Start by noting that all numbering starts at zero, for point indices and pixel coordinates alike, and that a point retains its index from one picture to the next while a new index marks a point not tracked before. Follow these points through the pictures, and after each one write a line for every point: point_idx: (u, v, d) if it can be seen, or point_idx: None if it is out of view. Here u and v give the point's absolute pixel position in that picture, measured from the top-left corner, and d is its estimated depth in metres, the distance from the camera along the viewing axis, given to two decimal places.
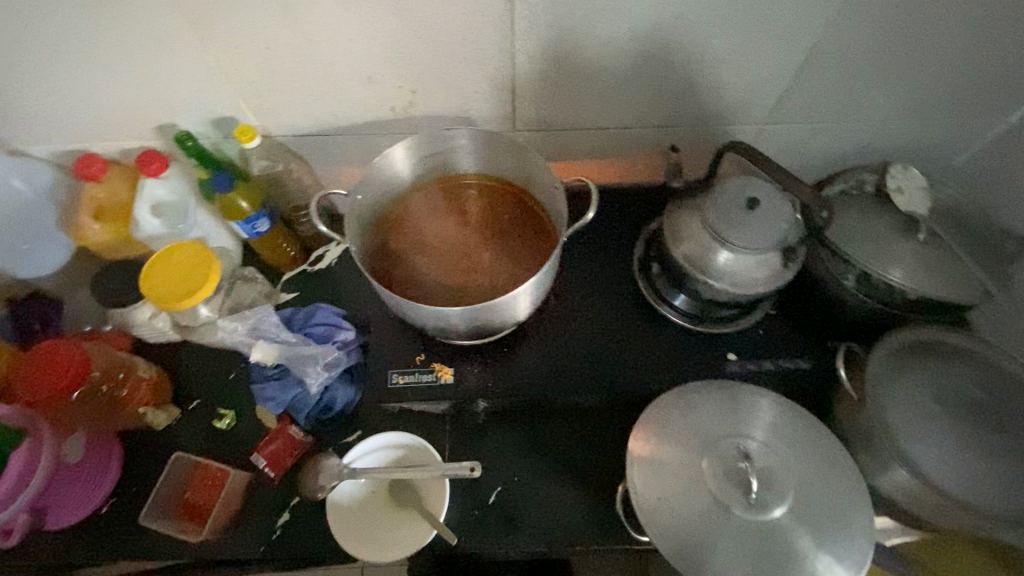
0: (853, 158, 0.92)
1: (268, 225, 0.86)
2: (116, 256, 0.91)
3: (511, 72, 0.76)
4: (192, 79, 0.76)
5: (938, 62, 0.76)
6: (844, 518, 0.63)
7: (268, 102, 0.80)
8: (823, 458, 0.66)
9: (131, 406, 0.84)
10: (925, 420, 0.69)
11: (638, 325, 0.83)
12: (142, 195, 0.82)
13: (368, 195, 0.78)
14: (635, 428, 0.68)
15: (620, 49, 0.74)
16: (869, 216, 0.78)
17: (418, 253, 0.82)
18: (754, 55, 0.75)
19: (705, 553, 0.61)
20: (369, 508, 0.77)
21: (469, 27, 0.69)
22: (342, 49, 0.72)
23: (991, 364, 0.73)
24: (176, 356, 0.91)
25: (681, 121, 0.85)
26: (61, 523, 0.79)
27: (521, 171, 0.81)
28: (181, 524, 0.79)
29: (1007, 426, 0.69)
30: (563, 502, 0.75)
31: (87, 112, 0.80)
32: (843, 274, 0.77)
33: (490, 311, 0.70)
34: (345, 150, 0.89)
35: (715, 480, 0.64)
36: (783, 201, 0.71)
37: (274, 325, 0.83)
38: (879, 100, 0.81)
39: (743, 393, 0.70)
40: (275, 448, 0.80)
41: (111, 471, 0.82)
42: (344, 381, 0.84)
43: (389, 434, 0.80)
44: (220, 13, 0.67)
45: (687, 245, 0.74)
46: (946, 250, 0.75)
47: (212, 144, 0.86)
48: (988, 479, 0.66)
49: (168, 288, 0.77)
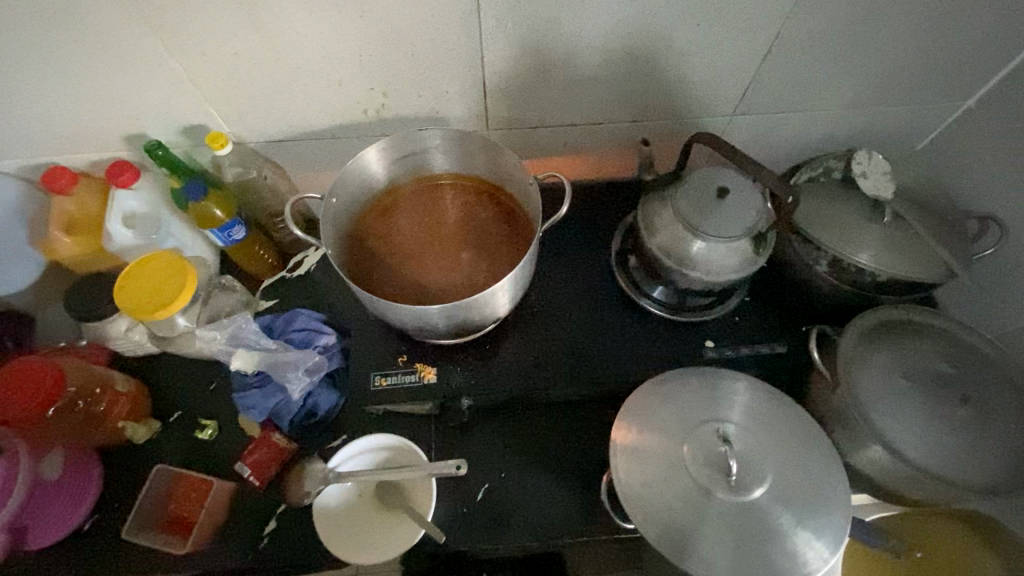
0: (820, 145, 0.94)
1: (243, 232, 0.86)
2: (89, 269, 0.90)
3: (482, 71, 0.76)
4: (159, 89, 0.75)
5: (897, 49, 0.78)
6: (822, 496, 0.64)
7: (239, 109, 0.79)
8: (801, 438, 0.67)
9: (109, 421, 0.82)
10: (898, 397, 0.70)
11: (618, 317, 0.84)
12: (113, 205, 0.81)
13: (343, 198, 0.78)
14: (617, 418, 0.69)
15: (588, 46, 0.74)
16: (837, 201, 0.80)
17: (396, 255, 0.82)
18: (719, 47, 0.76)
19: (689, 537, 0.62)
20: (356, 512, 0.77)
21: (438, 28, 0.70)
22: (310, 53, 0.72)
23: (957, 339, 0.75)
24: (154, 369, 0.90)
25: (651, 115, 0.86)
26: (41, 542, 0.77)
27: (495, 170, 0.82)
28: (165, 538, 0.78)
29: (977, 399, 0.71)
30: (550, 495, 0.76)
31: (53, 125, 0.79)
32: (815, 260, 0.79)
33: (470, 309, 0.70)
34: (319, 155, 0.89)
35: (696, 465, 0.65)
36: (754, 189, 0.72)
37: (254, 333, 0.82)
38: (843, 88, 0.83)
39: (721, 379, 0.71)
40: (259, 457, 0.80)
41: (92, 486, 0.81)
42: (327, 386, 0.84)
43: (375, 436, 0.80)
44: (185, 20, 0.67)
45: (661, 236, 0.75)
46: (912, 231, 0.77)
47: (184, 152, 0.86)
48: (960, 451, 0.67)
49: (141, 300, 0.76)
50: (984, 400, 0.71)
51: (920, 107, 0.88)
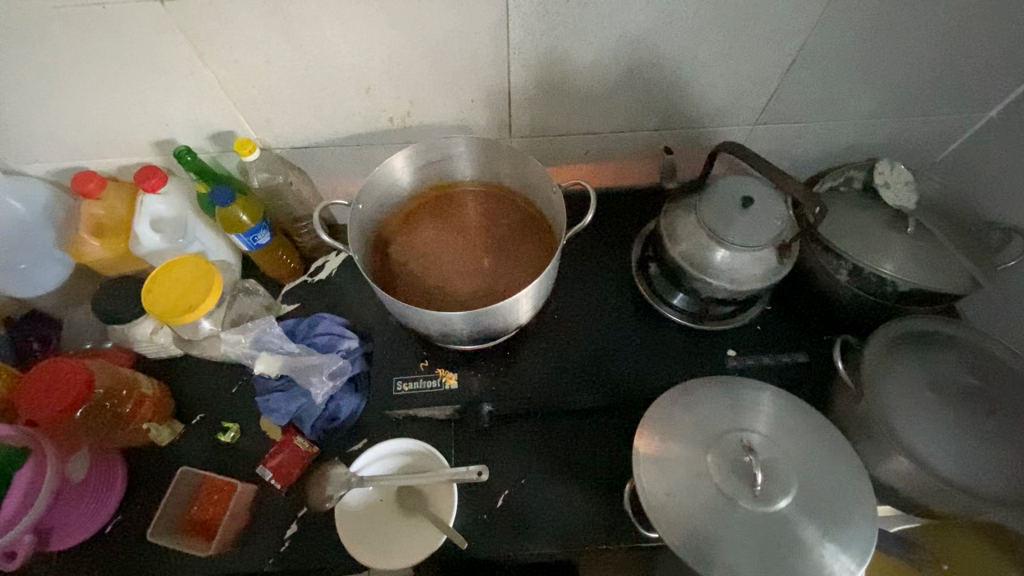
0: (841, 155, 0.94)
1: (268, 237, 0.87)
2: (116, 272, 0.91)
3: (507, 81, 0.77)
4: (189, 95, 0.77)
5: (920, 60, 0.78)
6: (849, 508, 0.64)
7: (266, 115, 0.80)
8: (825, 449, 0.67)
9: (134, 422, 0.83)
10: (922, 409, 0.70)
11: (639, 325, 0.84)
12: (141, 211, 0.82)
13: (369, 204, 0.79)
14: (639, 427, 0.69)
15: (613, 56, 0.75)
16: (861, 211, 0.80)
17: (419, 262, 0.82)
18: (743, 58, 0.76)
19: (713, 546, 0.62)
20: (377, 516, 0.77)
21: (467, 38, 0.71)
22: (339, 61, 0.73)
23: (982, 350, 0.74)
24: (178, 372, 0.91)
25: (674, 124, 0.87)
26: (67, 543, 0.78)
27: (520, 179, 0.83)
28: (189, 540, 0.78)
29: (1003, 411, 0.70)
30: (570, 502, 0.76)
31: (86, 131, 0.81)
32: (836, 268, 0.79)
33: (493, 316, 0.71)
34: (343, 162, 0.90)
35: (721, 475, 0.65)
36: (777, 199, 0.72)
37: (278, 336, 0.83)
38: (865, 99, 0.84)
39: (745, 389, 0.71)
40: (281, 459, 0.81)
41: (117, 488, 0.82)
42: (349, 390, 0.83)
43: (396, 442, 0.80)
44: (218, 30, 0.68)
45: (684, 245, 0.75)
46: (935, 242, 0.77)
47: (210, 158, 0.87)
48: (986, 463, 0.67)
49: (168, 304, 0.77)
50: (1011, 412, 0.70)
51: (943, 118, 0.88)
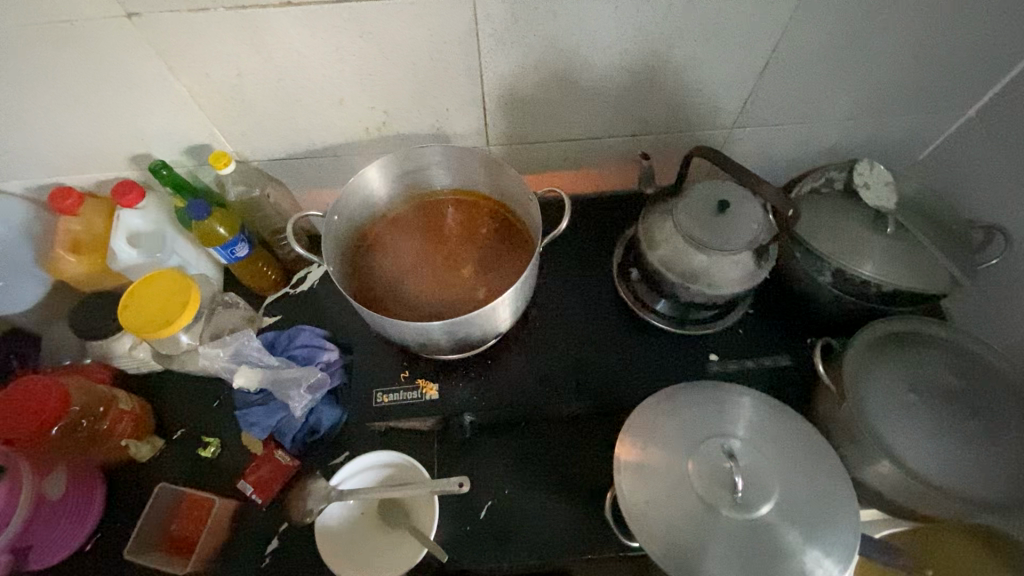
0: (821, 157, 0.94)
1: (247, 250, 0.86)
2: (94, 287, 0.91)
3: (482, 88, 0.77)
4: (163, 109, 0.76)
5: (892, 63, 0.78)
6: (832, 513, 0.63)
7: (241, 128, 0.80)
8: (805, 453, 0.66)
9: (113, 439, 0.83)
10: (903, 411, 0.69)
11: (621, 331, 0.84)
12: (119, 226, 0.82)
13: (345, 215, 0.79)
14: (621, 435, 0.68)
15: (587, 62, 0.75)
16: (838, 212, 0.79)
17: (397, 274, 0.82)
18: (717, 62, 0.76)
19: (695, 555, 0.61)
20: (359, 531, 0.76)
21: (436, 46, 0.71)
22: (312, 73, 0.73)
23: (962, 350, 0.74)
24: (159, 387, 0.91)
25: (651, 129, 0.87)
26: (44, 562, 0.78)
27: (497, 185, 0.82)
28: (169, 557, 0.76)
29: (986, 413, 0.70)
30: (553, 513, 0.74)
31: (61, 149, 0.81)
32: (819, 270, 0.78)
33: (471, 325, 0.70)
34: (321, 172, 0.90)
35: (702, 481, 0.64)
36: (752, 203, 0.72)
37: (257, 349, 0.81)
38: (842, 100, 0.83)
39: (726, 393, 0.71)
40: (263, 473, 0.80)
41: (94, 509, 0.81)
42: (329, 402, 0.83)
43: (376, 454, 0.78)
44: (186, 43, 0.68)
45: (662, 250, 0.74)
46: (913, 242, 0.76)
47: (188, 171, 0.87)
48: (967, 465, 0.66)
49: (145, 319, 0.76)
50: (993, 412, 0.70)
51: (920, 118, 0.88)
